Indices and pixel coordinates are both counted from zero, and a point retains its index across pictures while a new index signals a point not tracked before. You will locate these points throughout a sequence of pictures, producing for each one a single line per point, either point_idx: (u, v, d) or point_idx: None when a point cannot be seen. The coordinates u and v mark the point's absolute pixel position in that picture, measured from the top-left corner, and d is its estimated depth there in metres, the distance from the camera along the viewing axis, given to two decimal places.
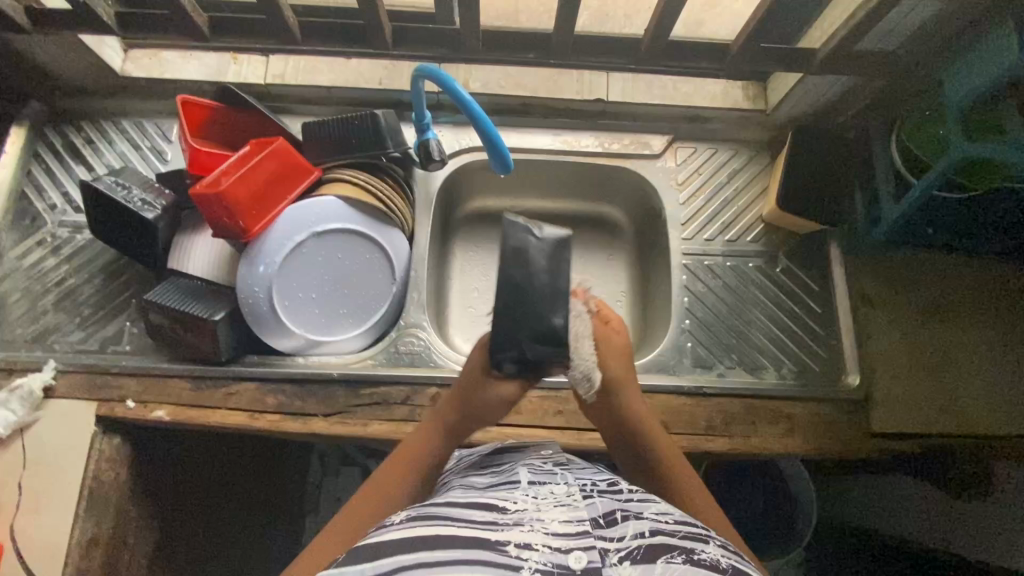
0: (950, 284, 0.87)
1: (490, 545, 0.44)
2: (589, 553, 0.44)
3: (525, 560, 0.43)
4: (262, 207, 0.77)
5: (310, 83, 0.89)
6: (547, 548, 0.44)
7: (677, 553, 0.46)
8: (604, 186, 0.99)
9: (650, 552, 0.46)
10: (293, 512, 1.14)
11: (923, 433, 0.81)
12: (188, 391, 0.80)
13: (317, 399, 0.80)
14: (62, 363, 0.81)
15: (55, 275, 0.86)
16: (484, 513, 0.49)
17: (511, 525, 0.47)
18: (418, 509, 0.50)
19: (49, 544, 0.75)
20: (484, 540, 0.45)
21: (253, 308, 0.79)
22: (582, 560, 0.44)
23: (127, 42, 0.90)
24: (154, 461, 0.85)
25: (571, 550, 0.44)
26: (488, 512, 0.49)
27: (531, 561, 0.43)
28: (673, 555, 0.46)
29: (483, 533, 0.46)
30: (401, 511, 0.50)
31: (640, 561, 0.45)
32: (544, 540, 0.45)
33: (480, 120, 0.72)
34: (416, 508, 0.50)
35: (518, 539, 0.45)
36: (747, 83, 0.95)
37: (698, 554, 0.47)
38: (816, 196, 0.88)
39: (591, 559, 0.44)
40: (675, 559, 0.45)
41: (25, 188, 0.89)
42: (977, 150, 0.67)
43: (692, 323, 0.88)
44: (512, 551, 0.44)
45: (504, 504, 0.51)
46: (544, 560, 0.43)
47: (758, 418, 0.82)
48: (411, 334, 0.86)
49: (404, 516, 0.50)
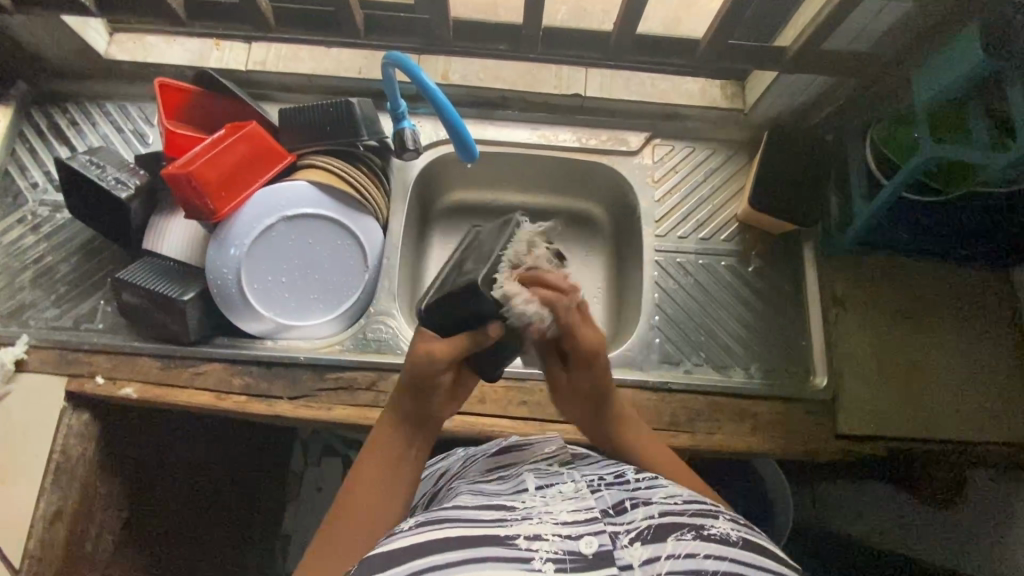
0: (924, 288, 0.86)
1: (500, 540, 0.44)
2: (600, 537, 0.45)
3: (535, 551, 0.44)
4: (233, 190, 0.78)
5: (290, 71, 0.90)
6: (557, 537, 0.45)
7: (687, 530, 0.46)
8: (582, 183, 0.99)
9: (661, 530, 0.46)
10: (273, 499, 1.15)
11: (889, 437, 0.81)
12: (157, 370, 0.81)
13: (283, 381, 0.81)
14: (35, 338, 0.82)
15: (34, 252, 0.87)
16: (491, 512, 0.48)
17: (520, 519, 0.47)
18: (428, 515, 0.48)
19: (15, 516, 0.76)
20: (495, 535, 0.45)
21: (221, 289, 0.80)
22: (592, 544, 0.44)
23: (112, 26, 0.92)
24: (124, 437, 0.86)
25: (581, 536, 0.45)
26: (497, 511, 0.48)
27: (542, 551, 0.44)
28: (682, 532, 0.46)
29: (491, 529, 0.45)
30: (408, 518, 0.48)
31: (651, 540, 0.45)
32: (553, 529, 0.46)
33: (445, 109, 0.73)
34: (423, 514, 0.48)
35: (528, 532, 0.45)
36: (726, 83, 0.95)
37: (707, 530, 0.46)
38: (791, 195, 0.88)
39: (601, 543, 0.45)
40: (685, 535, 0.45)
41: (9, 167, 0.90)
42: (953, 151, 0.67)
43: (661, 319, 0.88)
44: (521, 544, 0.44)
45: (513, 503, 0.50)
46: (555, 548, 0.44)
47: (723, 415, 0.82)
48: (381, 321, 0.86)
49: (412, 521, 0.48)
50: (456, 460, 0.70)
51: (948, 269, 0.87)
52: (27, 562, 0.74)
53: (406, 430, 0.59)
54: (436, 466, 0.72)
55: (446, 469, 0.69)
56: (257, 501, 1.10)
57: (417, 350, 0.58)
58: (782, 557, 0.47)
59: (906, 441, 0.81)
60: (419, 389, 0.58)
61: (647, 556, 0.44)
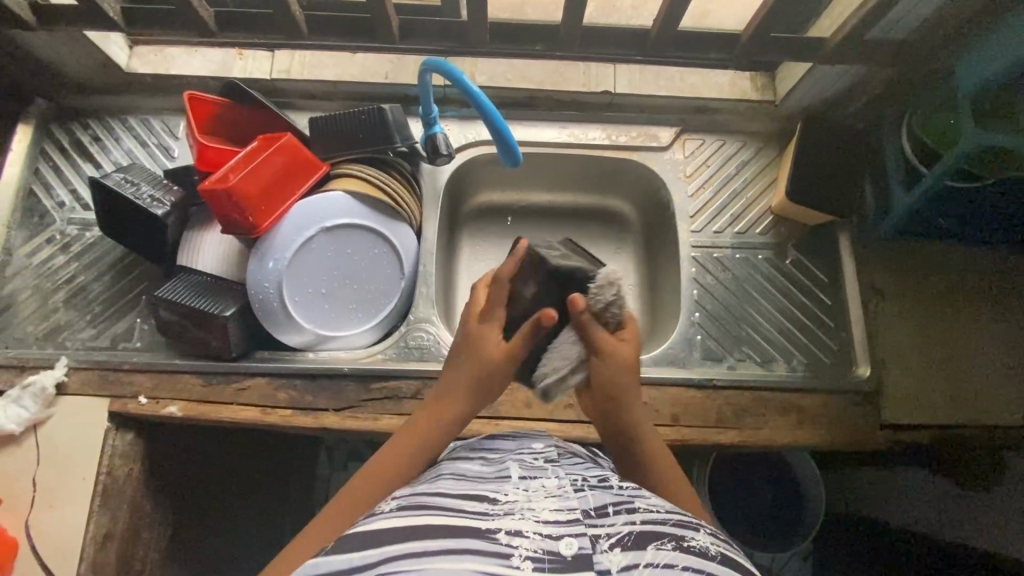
0: (961, 275, 0.86)
1: (483, 535, 0.43)
2: (580, 540, 0.43)
3: (515, 547, 0.42)
4: (271, 204, 0.77)
5: (316, 78, 0.89)
6: (537, 536, 0.43)
7: (667, 540, 0.45)
8: (612, 180, 0.98)
9: (641, 538, 0.44)
10: (305, 507, 1.13)
11: (934, 425, 0.81)
12: (200, 387, 0.80)
13: (328, 393, 0.81)
14: (73, 360, 0.81)
15: (65, 272, 0.86)
16: (473, 503, 0.47)
17: (501, 515, 0.46)
18: (409, 499, 0.48)
19: (63, 541, 0.74)
20: (476, 529, 0.43)
21: (263, 303, 0.79)
22: (572, 546, 0.43)
23: (131, 38, 0.90)
24: (165, 454, 0.85)
25: (561, 537, 0.43)
26: (479, 503, 0.47)
27: (522, 548, 0.42)
28: (663, 542, 0.44)
29: (474, 523, 0.44)
30: (389, 502, 0.49)
31: (631, 546, 0.43)
32: (534, 528, 0.44)
33: (488, 111, 0.72)
34: (405, 498, 0.49)
35: (509, 528, 0.44)
36: (754, 74, 0.94)
37: (687, 541, 0.45)
38: (826, 187, 0.87)
39: (581, 546, 0.43)
40: (665, 545, 0.44)
41: (33, 186, 0.89)
42: (995, 138, 0.67)
43: (701, 316, 0.88)
44: (502, 539, 0.43)
45: (495, 495, 0.49)
46: (535, 547, 0.42)
47: (769, 410, 0.82)
48: (421, 328, 0.85)
49: (393, 505, 0.48)
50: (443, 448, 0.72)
51: (984, 254, 0.87)
52: None
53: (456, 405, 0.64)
54: None
55: None
56: (290, 510, 1.09)
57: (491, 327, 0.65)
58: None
59: (951, 428, 0.81)
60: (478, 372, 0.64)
61: (626, 563, 0.42)
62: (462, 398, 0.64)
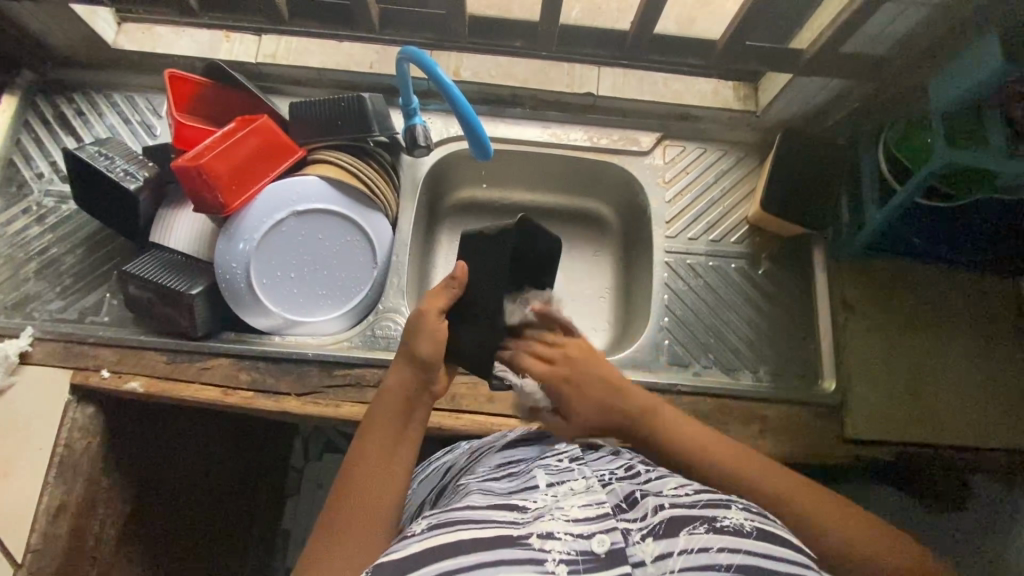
0: (934, 294, 0.86)
1: (516, 542, 0.43)
2: (611, 535, 0.44)
3: (549, 551, 0.42)
4: (242, 183, 0.78)
5: (300, 65, 0.90)
6: (569, 537, 0.44)
7: (699, 522, 0.44)
8: (591, 182, 0.99)
9: (672, 523, 0.44)
10: (272, 495, 1.13)
11: (896, 442, 0.81)
12: (163, 364, 0.80)
13: (291, 378, 0.81)
14: (39, 331, 0.81)
15: (38, 243, 0.86)
16: (503, 513, 0.46)
17: (532, 518, 0.45)
18: (439, 516, 0.46)
19: (18, 510, 0.74)
20: (509, 536, 0.43)
21: (229, 284, 0.79)
22: (605, 543, 0.43)
23: (119, 15, 0.91)
24: (129, 431, 0.85)
25: (594, 535, 0.44)
26: (508, 512, 0.46)
27: (555, 552, 0.42)
28: (695, 525, 0.44)
29: (506, 530, 0.44)
30: (421, 520, 0.46)
31: (663, 535, 0.43)
32: (565, 528, 0.44)
33: (460, 104, 0.73)
34: (434, 516, 0.46)
35: (541, 531, 0.44)
36: (738, 84, 0.95)
37: (719, 522, 0.44)
38: (801, 200, 0.87)
39: (614, 541, 0.44)
40: (697, 528, 0.43)
41: (14, 156, 0.89)
42: (967, 156, 0.66)
43: (670, 321, 0.88)
44: (535, 544, 0.43)
45: (524, 503, 0.48)
46: (568, 549, 0.43)
47: (731, 418, 0.82)
48: (388, 318, 0.86)
49: (424, 525, 0.46)
50: (462, 455, 0.71)
51: (959, 275, 0.87)
52: (28, 556, 0.73)
53: (399, 420, 0.59)
54: (443, 460, 0.73)
55: (454, 462, 0.70)
56: (257, 495, 1.09)
57: (425, 315, 0.64)
58: (798, 544, 0.45)
59: (915, 447, 0.81)
60: (419, 364, 0.62)
61: (659, 552, 0.43)
62: (398, 410, 0.60)
